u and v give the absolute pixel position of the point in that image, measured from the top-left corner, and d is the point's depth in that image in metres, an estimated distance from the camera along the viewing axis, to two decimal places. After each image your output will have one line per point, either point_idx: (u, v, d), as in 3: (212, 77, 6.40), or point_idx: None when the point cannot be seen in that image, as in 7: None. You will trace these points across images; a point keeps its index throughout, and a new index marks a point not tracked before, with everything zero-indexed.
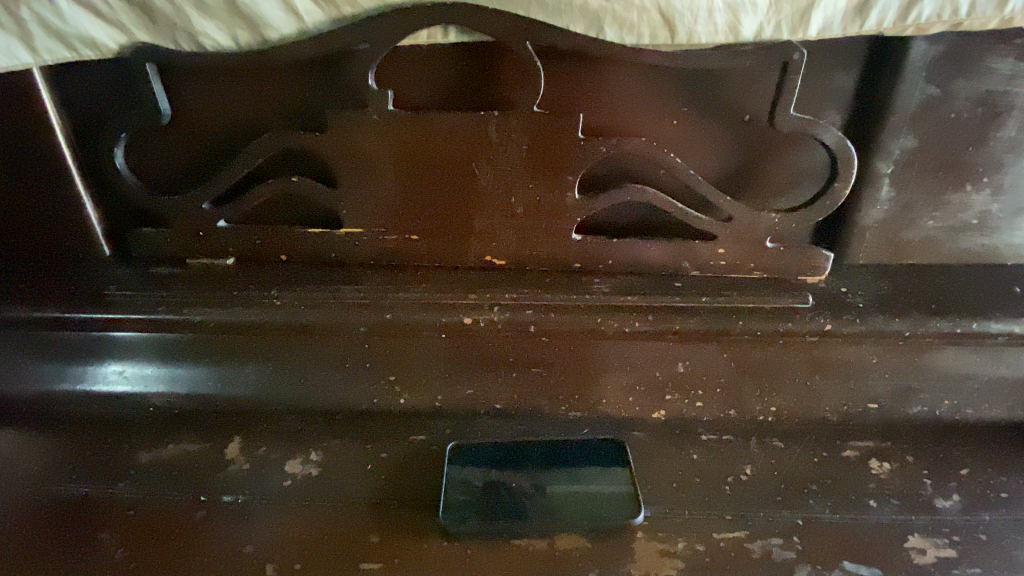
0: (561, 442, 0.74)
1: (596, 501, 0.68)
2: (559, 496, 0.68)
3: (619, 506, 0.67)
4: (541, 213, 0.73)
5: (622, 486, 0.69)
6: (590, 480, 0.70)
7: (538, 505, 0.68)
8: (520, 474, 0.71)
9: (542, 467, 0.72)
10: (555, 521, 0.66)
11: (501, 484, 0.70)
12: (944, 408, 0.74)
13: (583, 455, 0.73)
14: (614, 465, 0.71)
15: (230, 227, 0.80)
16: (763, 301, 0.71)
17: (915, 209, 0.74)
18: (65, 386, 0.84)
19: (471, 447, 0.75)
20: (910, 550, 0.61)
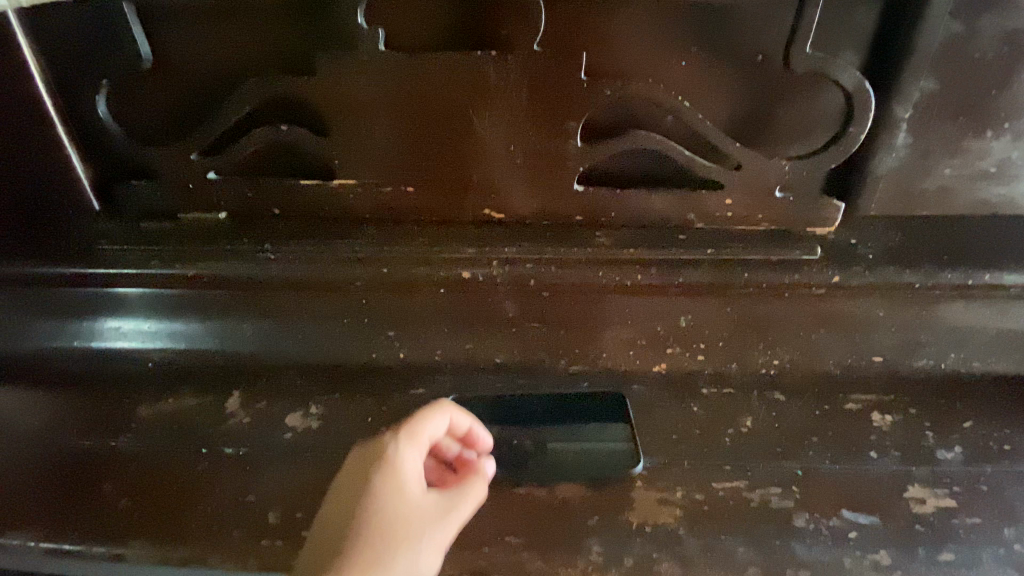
0: (561, 395, 0.74)
1: (595, 455, 0.68)
2: (559, 450, 0.69)
3: (618, 460, 0.67)
4: (542, 163, 0.70)
5: (621, 439, 0.69)
6: (591, 435, 0.70)
7: (538, 459, 0.68)
8: (521, 429, 0.71)
9: (542, 422, 0.72)
10: (554, 474, 0.66)
11: (501, 439, 0.70)
12: (950, 362, 0.73)
13: (584, 411, 0.73)
14: (614, 419, 0.71)
15: (219, 180, 0.77)
16: (770, 253, 0.69)
17: (932, 156, 0.70)
18: (63, 341, 0.84)
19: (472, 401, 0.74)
20: (910, 500, 0.62)
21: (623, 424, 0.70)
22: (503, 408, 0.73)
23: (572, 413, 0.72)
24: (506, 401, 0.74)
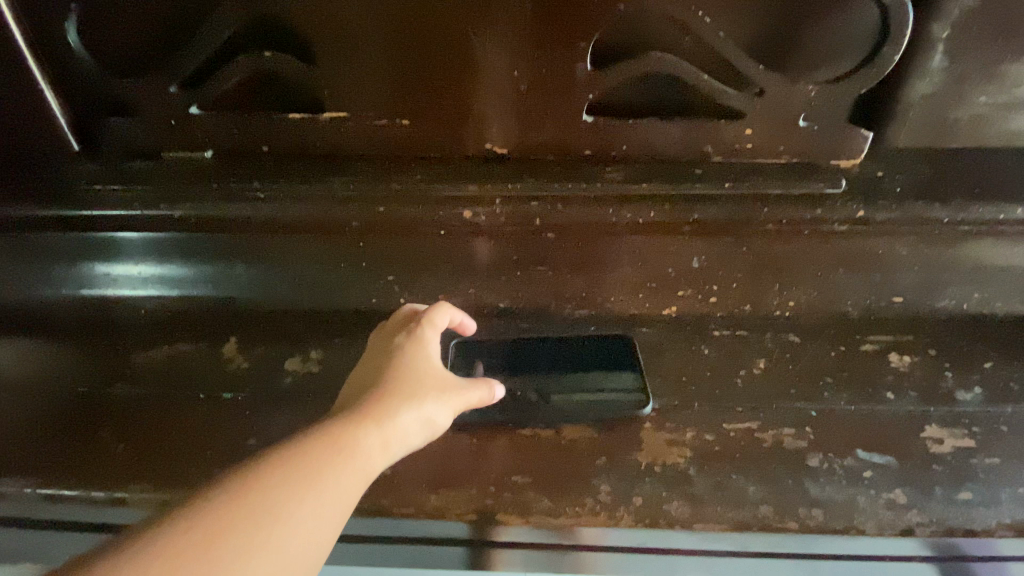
0: (568, 337, 0.71)
1: (603, 399, 0.65)
2: (565, 393, 0.66)
3: (627, 404, 0.64)
4: (549, 89, 0.65)
5: (632, 384, 0.66)
6: (599, 379, 0.67)
7: (543, 402, 0.65)
8: (526, 371, 0.68)
9: (548, 365, 0.69)
10: (559, 418, 0.64)
11: (505, 381, 0.67)
12: (973, 302, 0.70)
13: (593, 355, 0.69)
14: (625, 363, 0.68)
15: (203, 114, 0.72)
16: (792, 186, 0.64)
17: (967, 82, 0.65)
18: (50, 288, 0.81)
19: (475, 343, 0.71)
20: (927, 440, 0.60)
21: (635, 368, 0.67)
22: (507, 351, 0.70)
23: (580, 357, 0.69)
24: (510, 344, 0.71)
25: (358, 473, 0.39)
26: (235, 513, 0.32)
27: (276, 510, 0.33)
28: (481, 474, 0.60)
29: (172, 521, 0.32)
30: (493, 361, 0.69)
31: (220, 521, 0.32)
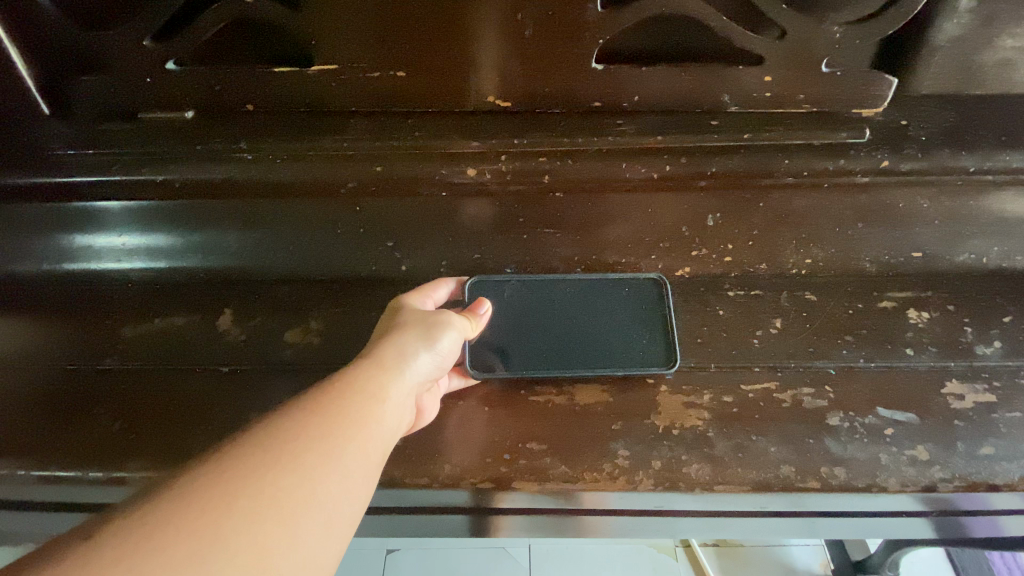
0: (599, 281, 0.69)
1: (615, 349, 0.65)
2: (578, 339, 0.65)
3: (640, 356, 0.64)
4: (555, 35, 0.60)
5: (658, 332, 0.65)
6: (618, 327, 0.66)
7: (554, 348, 0.65)
8: (543, 314, 0.67)
9: (567, 307, 0.68)
10: (565, 364, 0.63)
11: (522, 326, 0.66)
12: (993, 255, 0.68)
13: (621, 302, 0.68)
14: (653, 306, 0.67)
15: (181, 70, 0.67)
16: (814, 137, 0.62)
17: (999, 22, 0.59)
18: (27, 262, 0.76)
19: (492, 281, 0.70)
20: (947, 397, 0.59)
21: (663, 315, 0.67)
22: (526, 291, 0.69)
23: (602, 302, 0.68)
24: (529, 282, 0.69)
25: (367, 402, 0.42)
26: (258, 440, 0.35)
27: (297, 431, 0.36)
28: (494, 441, 0.58)
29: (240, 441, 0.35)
30: (512, 300, 0.68)
31: (247, 445, 0.34)
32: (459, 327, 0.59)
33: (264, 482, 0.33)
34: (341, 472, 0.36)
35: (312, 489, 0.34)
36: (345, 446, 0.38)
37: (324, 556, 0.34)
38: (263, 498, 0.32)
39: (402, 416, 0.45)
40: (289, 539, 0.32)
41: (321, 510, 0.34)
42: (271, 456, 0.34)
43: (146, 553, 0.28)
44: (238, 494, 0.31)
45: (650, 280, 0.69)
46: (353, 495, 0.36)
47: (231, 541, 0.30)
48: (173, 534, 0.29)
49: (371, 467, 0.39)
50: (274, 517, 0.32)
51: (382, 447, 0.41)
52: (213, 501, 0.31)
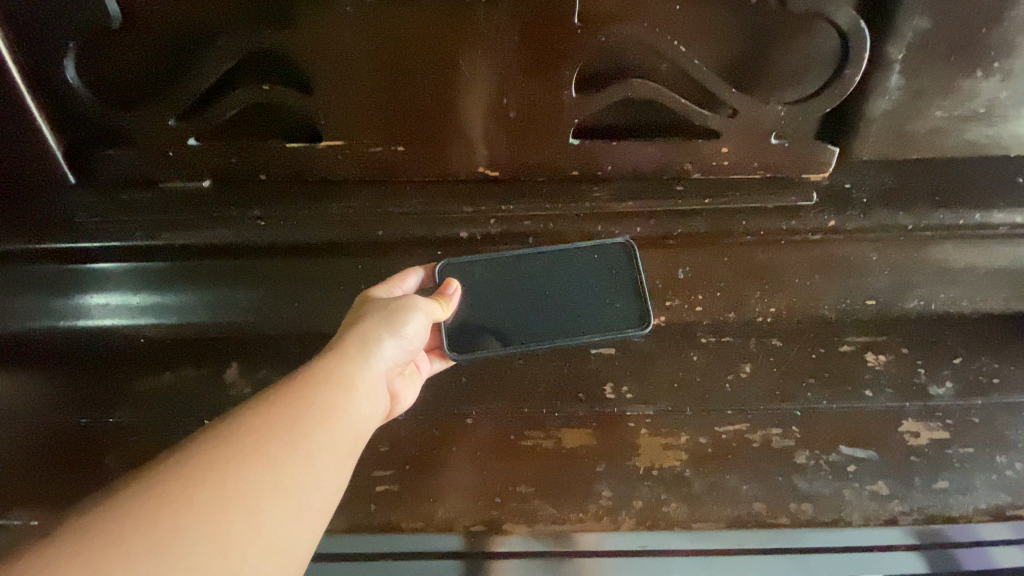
0: (570, 250, 0.68)
1: (591, 313, 0.65)
2: (555, 307, 0.65)
3: (618, 321, 0.65)
4: (536, 115, 0.68)
5: (629, 294, 0.66)
6: (592, 292, 0.66)
7: (532, 319, 0.65)
8: (517, 286, 0.66)
9: (543, 281, 0.66)
10: (546, 334, 0.64)
11: (497, 302, 0.65)
12: (940, 301, 0.74)
13: (593, 270, 0.67)
14: (624, 270, 0.67)
15: (200, 145, 0.73)
16: (765, 199, 0.70)
17: (925, 97, 0.68)
18: (44, 322, 0.81)
19: (461, 262, 0.67)
20: (905, 434, 0.65)
21: (635, 275, 0.67)
22: (497, 268, 0.67)
23: (573, 267, 0.67)
24: (502, 260, 0.67)
25: (331, 397, 0.44)
26: (217, 437, 0.36)
27: (257, 426, 0.38)
28: (486, 485, 0.63)
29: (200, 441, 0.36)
30: (483, 279, 0.66)
31: (207, 442, 0.36)
32: (427, 310, 0.58)
33: (224, 475, 0.34)
34: (304, 464, 0.38)
35: (275, 481, 0.35)
36: (307, 438, 0.39)
37: (294, 543, 0.35)
38: (224, 490, 0.33)
39: (370, 408, 0.46)
40: (253, 529, 0.33)
41: (286, 500, 0.35)
42: (231, 450, 0.35)
43: (106, 549, 0.29)
44: (198, 486, 0.33)
45: (618, 244, 0.68)
46: (319, 485, 0.38)
47: (191, 532, 0.31)
48: (133, 528, 0.30)
49: (337, 458, 0.40)
50: (237, 507, 0.33)
51: (349, 433, 0.43)
52: (174, 493, 0.32)
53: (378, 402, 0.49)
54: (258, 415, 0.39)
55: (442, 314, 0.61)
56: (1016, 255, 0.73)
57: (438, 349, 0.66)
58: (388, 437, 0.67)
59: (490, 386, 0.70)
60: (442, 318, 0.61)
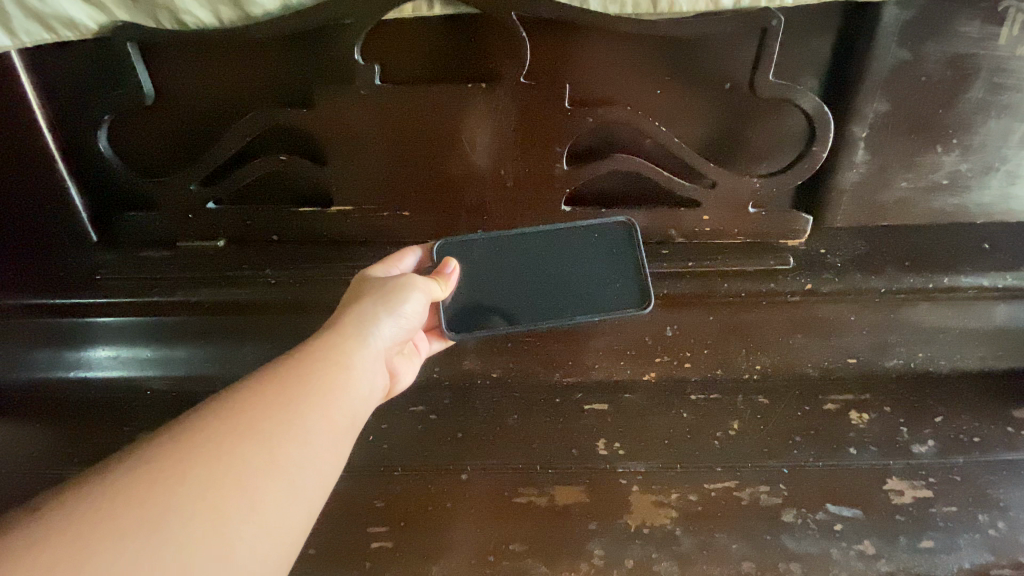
0: (570, 230, 0.67)
1: (590, 292, 0.66)
2: (553, 288, 0.66)
3: (617, 300, 0.66)
4: (531, 185, 0.74)
5: (628, 274, 0.66)
6: (591, 273, 0.66)
7: (531, 299, 0.65)
8: (516, 266, 0.66)
9: (542, 260, 0.67)
10: (545, 313, 0.65)
11: (495, 282, 0.66)
12: (919, 359, 0.78)
13: (593, 248, 0.67)
14: (623, 250, 0.67)
15: (219, 209, 0.78)
16: (746, 263, 0.73)
17: (889, 170, 0.73)
18: (60, 373, 0.86)
19: (461, 241, 0.67)
20: (889, 492, 0.68)
21: (634, 256, 0.67)
22: (497, 247, 0.67)
23: (573, 247, 0.67)
24: (501, 239, 0.67)
25: (327, 377, 0.45)
26: (214, 416, 0.39)
27: (252, 406, 0.40)
28: (481, 545, 0.65)
29: (197, 419, 0.39)
30: (483, 259, 0.67)
31: (204, 421, 0.38)
32: (425, 288, 0.59)
33: (218, 453, 0.37)
34: (298, 443, 0.40)
35: (267, 459, 0.38)
36: (302, 417, 0.41)
37: (287, 516, 0.37)
38: (216, 468, 0.36)
39: (369, 387, 0.48)
40: (244, 504, 0.36)
41: (279, 478, 0.38)
42: (225, 430, 0.38)
43: (103, 521, 0.32)
44: (192, 464, 0.36)
45: (619, 224, 0.68)
46: (312, 464, 0.40)
47: (184, 506, 0.34)
48: (131, 503, 0.33)
49: (332, 436, 0.42)
50: (229, 484, 0.36)
51: (344, 412, 0.44)
52: (168, 470, 0.35)
53: (378, 379, 0.50)
54: (255, 395, 0.41)
55: (441, 292, 0.62)
56: (988, 317, 0.77)
57: (437, 330, 0.68)
58: (383, 494, 0.70)
59: (491, 443, 0.74)
60: (441, 297, 0.62)
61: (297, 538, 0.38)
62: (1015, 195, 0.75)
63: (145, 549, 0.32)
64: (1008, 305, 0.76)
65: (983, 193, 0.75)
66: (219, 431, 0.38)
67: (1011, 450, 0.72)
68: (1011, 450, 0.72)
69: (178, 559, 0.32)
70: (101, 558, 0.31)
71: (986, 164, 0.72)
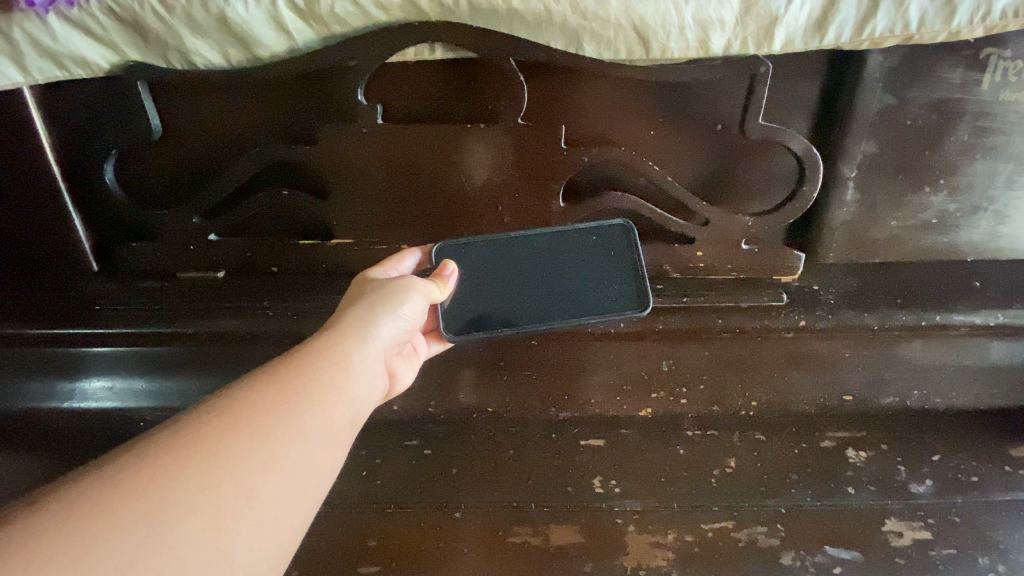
0: (568, 231, 0.66)
1: (589, 294, 0.65)
2: (552, 289, 0.65)
3: (614, 302, 0.65)
4: (528, 221, 0.75)
5: (625, 276, 0.65)
6: (589, 274, 0.65)
7: (529, 301, 0.65)
8: (514, 267, 0.66)
9: (540, 262, 0.66)
10: (543, 316, 0.64)
11: (493, 285, 0.65)
12: (915, 397, 0.79)
13: (593, 250, 0.66)
14: (620, 251, 0.66)
15: (221, 241, 0.79)
16: (739, 299, 0.74)
17: (879, 209, 0.75)
18: (54, 403, 0.86)
19: (458, 244, 0.67)
20: (888, 534, 0.69)
21: (630, 256, 0.66)
22: (494, 248, 0.66)
23: (570, 248, 0.66)
24: (498, 241, 0.66)
25: (328, 376, 0.45)
26: (212, 413, 0.38)
27: (252, 403, 0.39)
28: None
29: (193, 417, 0.38)
30: (480, 261, 0.66)
31: (202, 418, 0.37)
32: (424, 290, 0.59)
33: (218, 449, 0.36)
34: (298, 442, 0.39)
35: (267, 456, 0.37)
36: (302, 415, 0.41)
37: (286, 516, 0.37)
38: (216, 463, 0.35)
39: (368, 386, 0.48)
40: (245, 503, 0.35)
41: (279, 476, 0.37)
42: (225, 426, 0.37)
43: (98, 516, 0.30)
44: (191, 459, 0.34)
45: (619, 225, 0.67)
46: (312, 463, 0.39)
47: (183, 501, 0.33)
48: (124, 497, 0.31)
49: (332, 435, 0.42)
50: (229, 480, 0.35)
51: (345, 412, 0.44)
52: (164, 465, 0.34)
53: (378, 379, 0.50)
54: (254, 392, 0.40)
55: (439, 295, 0.62)
56: (983, 354, 0.77)
57: (436, 332, 0.68)
58: (376, 531, 0.70)
59: (488, 479, 0.75)
60: (441, 299, 0.62)
61: (294, 538, 0.37)
62: (1004, 234, 0.76)
63: (142, 545, 0.30)
64: (1003, 343, 0.77)
65: (973, 232, 0.76)
66: (216, 428, 0.37)
67: (1009, 490, 0.73)
68: (1009, 490, 0.73)
69: (177, 555, 0.31)
70: (96, 554, 0.29)
71: (975, 204, 0.74)
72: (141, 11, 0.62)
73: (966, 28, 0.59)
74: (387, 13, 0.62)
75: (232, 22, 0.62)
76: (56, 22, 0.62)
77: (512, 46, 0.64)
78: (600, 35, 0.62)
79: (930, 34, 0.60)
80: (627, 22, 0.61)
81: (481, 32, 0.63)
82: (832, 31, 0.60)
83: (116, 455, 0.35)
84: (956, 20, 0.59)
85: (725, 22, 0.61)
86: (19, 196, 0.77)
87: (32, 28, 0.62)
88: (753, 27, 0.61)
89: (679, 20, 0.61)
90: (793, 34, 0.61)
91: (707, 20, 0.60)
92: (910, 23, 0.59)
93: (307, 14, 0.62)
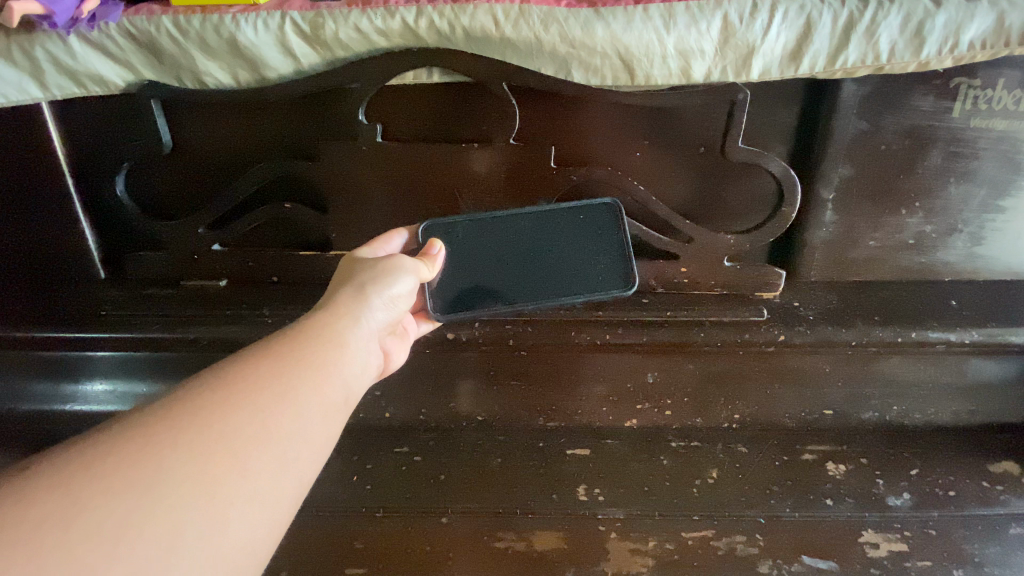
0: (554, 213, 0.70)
1: (573, 274, 0.68)
2: (538, 267, 0.68)
3: (601, 281, 0.69)
4: None
5: (613, 260, 0.69)
6: (575, 254, 0.69)
7: (515, 281, 0.68)
8: (501, 248, 0.69)
9: (526, 243, 0.69)
10: (527, 295, 0.68)
11: (481, 265, 0.69)
12: (894, 413, 0.82)
13: (578, 231, 0.70)
14: (607, 234, 0.70)
15: (224, 250, 0.82)
16: (723, 313, 0.75)
17: (857, 229, 0.78)
18: (58, 405, 0.89)
19: (447, 225, 0.69)
20: (865, 545, 0.74)
21: (616, 240, 0.70)
22: (483, 230, 0.69)
23: (558, 229, 0.70)
24: (486, 223, 0.69)
25: (320, 353, 0.47)
26: (205, 387, 0.40)
27: (246, 378, 0.42)
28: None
29: (187, 390, 0.40)
30: (470, 242, 0.69)
31: (195, 391, 0.40)
32: (413, 270, 0.62)
33: (210, 421, 0.38)
34: (292, 413, 0.42)
35: (261, 428, 0.39)
36: (296, 390, 0.43)
37: (280, 484, 0.39)
38: (210, 435, 0.37)
39: (362, 365, 0.50)
40: (237, 471, 0.37)
41: (273, 447, 0.39)
42: (219, 399, 0.39)
43: (91, 482, 0.33)
44: (185, 431, 0.37)
45: (607, 205, 0.70)
46: (306, 434, 0.42)
47: (178, 468, 0.35)
48: (119, 463, 0.34)
49: (325, 410, 0.44)
50: (223, 450, 0.37)
51: (338, 389, 0.46)
52: (158, 434, 0.36)
53: (373, 359, 0.52)
54: (248, 368, 0.42)
55: (428, 274, 0.64)
56: (960, 371, 0.80)
57: (424, 313, 0.69)
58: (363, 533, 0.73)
59: (477, 486, 0.77)
60: (429, 278, 0.64)
61: (291, 505, 0.40)
62: (979, 255, 0.79)
63: (137, 509, 0.33)
64: (980, 361, 0.79)
65: (950, 252, 0.79)
66: (208, 401, 0.39)
67: (985, 506, 0.76)
68: (986, 506, 0.76)
69: (171, 520, 0.34)
70: (91, 516, 0.32)
71: (949, 227, 0.77)
72: (157, 33, 0.66)
73: (935, 59, 0.63)
74: (387, 39, 0.66)
75: (243, 46, 0.66)
76: (76, 42, 0.66)
77: (504, 71, 0.68)
78: (587, 63, 0.66)
79: (900, 64, 0.63)
80: (612, 51, 0.65)
81: (475, 58, 0.67)
82: (806, 61, 0.64)
83: (115, 422, 0.37)
84: (925, 51, 0.62)
85: (705, 52, 0.64)
86: (32, 206, 0.80)
87: (53, 47, 0.66)
88: (731, 56, 0.64)
89: (662, 50, 0.64)
90: (769, 63, 0.65)
91: (688, 49, 0.64)
92: (880, 55, 0.63)
93: (313, 39, 0.66)
